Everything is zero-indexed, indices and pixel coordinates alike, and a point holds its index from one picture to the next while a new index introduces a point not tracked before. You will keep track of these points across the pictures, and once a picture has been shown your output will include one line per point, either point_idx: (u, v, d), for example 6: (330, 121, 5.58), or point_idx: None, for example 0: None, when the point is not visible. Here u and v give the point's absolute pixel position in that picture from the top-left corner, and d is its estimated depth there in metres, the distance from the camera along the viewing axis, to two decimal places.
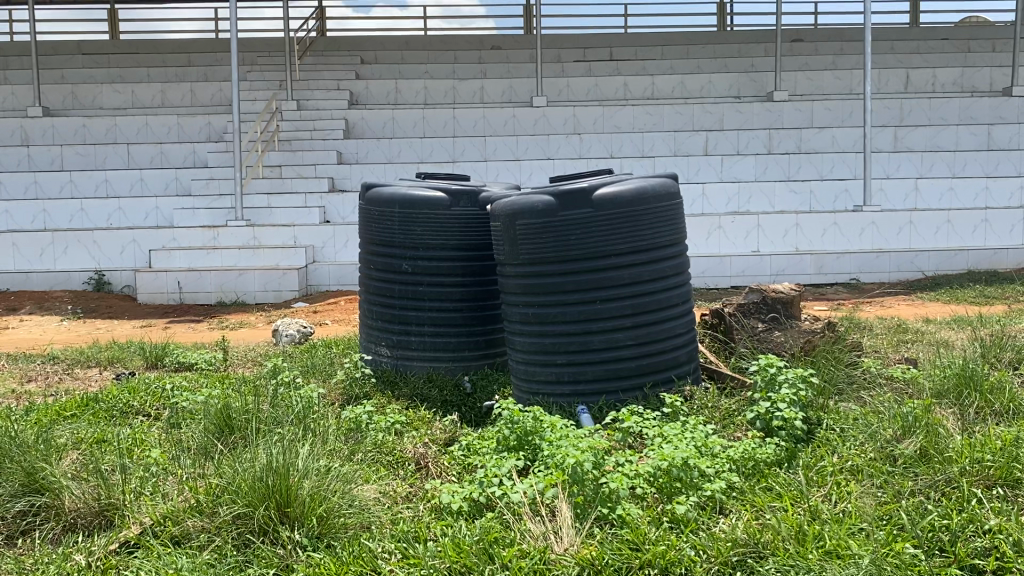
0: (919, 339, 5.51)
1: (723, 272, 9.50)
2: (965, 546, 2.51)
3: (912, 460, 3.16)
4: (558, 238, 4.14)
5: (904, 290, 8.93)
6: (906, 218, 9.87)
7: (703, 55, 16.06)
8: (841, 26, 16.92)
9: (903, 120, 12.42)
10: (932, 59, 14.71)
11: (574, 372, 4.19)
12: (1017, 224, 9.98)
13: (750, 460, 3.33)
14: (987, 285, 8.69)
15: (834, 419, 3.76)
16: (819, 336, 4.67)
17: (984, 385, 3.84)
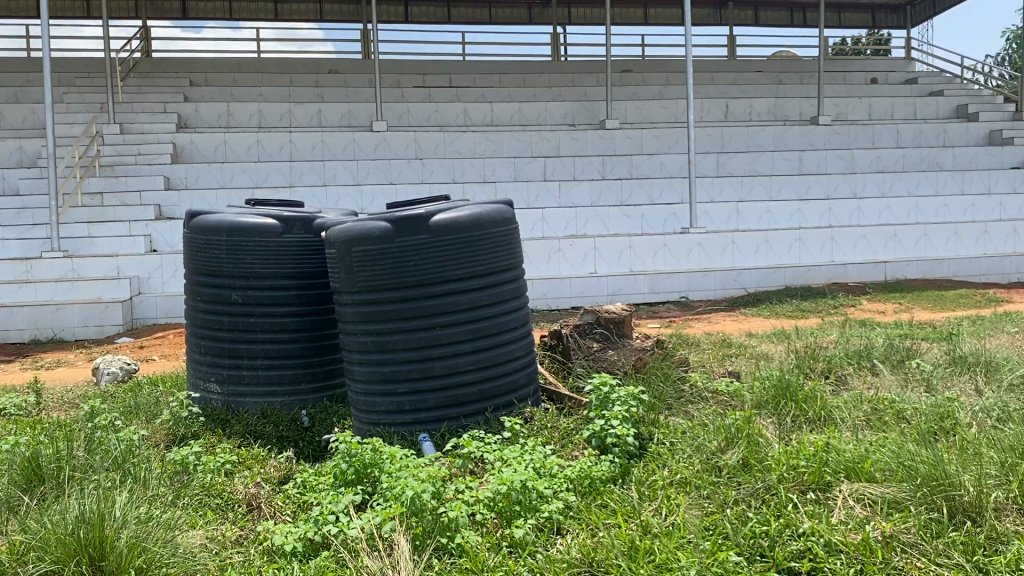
0: (742, 353, 5.83)
1: (563, 293, 9.70)
2: (782, 550, 2.63)
3: (735, 470, 3.31)
4: (396, 264, 4.08)
5: (728, 306, 9.44)
6: (730, 238, 10.46)
7: (539, 83, 16.49)
8: (666, 58, 17.85)
9: (724, 147, 13.20)
10: (748, 90, 15.75)
11: (416, 401, 4.14)
12: (826, 242, 10.78)
13: (586, 478, 3.38)
14: (802, 300, 9.31)
15: (664, 433, 3.89)
16: (650, 354, 4.84)
17: (798, 395, 4.10)
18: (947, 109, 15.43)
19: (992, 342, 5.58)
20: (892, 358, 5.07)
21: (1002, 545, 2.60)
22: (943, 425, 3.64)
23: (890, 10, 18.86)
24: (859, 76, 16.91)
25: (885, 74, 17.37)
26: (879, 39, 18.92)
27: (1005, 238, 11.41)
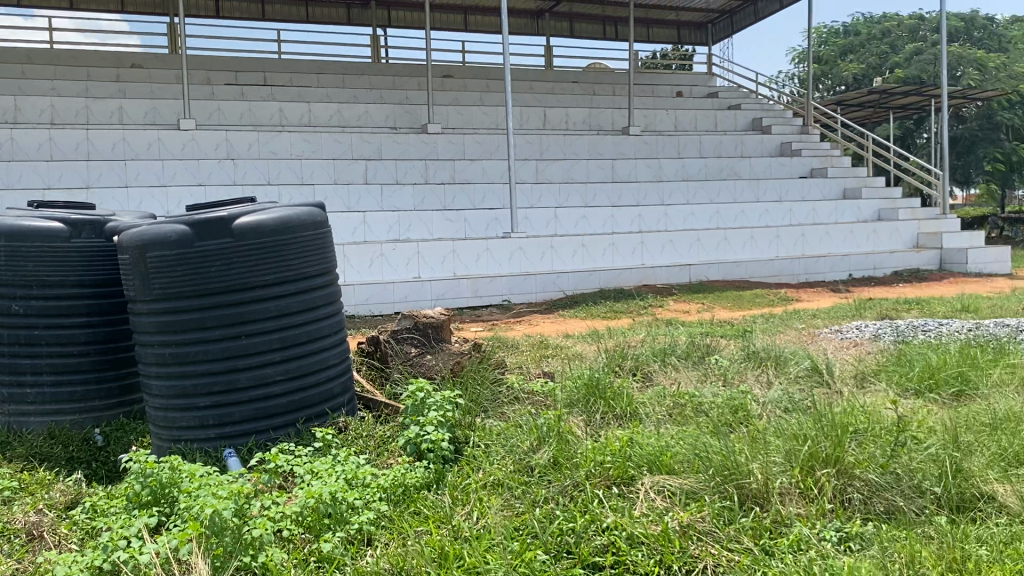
0: (558, 353, 5.96)
1: (385, 298, 9.55)
2: (588, 546, 2.68)
3: (546, 469, 3.37)
4: (196, 271, 3.86)
5: (547, 309, 9.66)
6: (548, 242, 10.72)
7: (359, 85, 16.24)
8: (486, 65, 18.10)
9: (543, 154, 13.47)
10: (565, 99, 16.24)
11: (220, 414, 3.93)
12: (637, 246, 11.28)
13: (399, 487, 3.33)
14: (616, 301, 9.68)
15: (479, 436, 3.89)
16: (467, 358, 4.80)
17: (607, 393, 4.24)
18: (744, 122, 16.58)
19: (783, 337, 6.01)
20: (693, 355, 5.34)
21: (786, 528, 2.78)
22: (737, 417, 3.86)
23: (694, 27, 20.03)
24: (666, 90, 17.86)
25: (689, 88, 18.43)
26: (683, 55, 20.06)
27: (794, 242, 12.38)
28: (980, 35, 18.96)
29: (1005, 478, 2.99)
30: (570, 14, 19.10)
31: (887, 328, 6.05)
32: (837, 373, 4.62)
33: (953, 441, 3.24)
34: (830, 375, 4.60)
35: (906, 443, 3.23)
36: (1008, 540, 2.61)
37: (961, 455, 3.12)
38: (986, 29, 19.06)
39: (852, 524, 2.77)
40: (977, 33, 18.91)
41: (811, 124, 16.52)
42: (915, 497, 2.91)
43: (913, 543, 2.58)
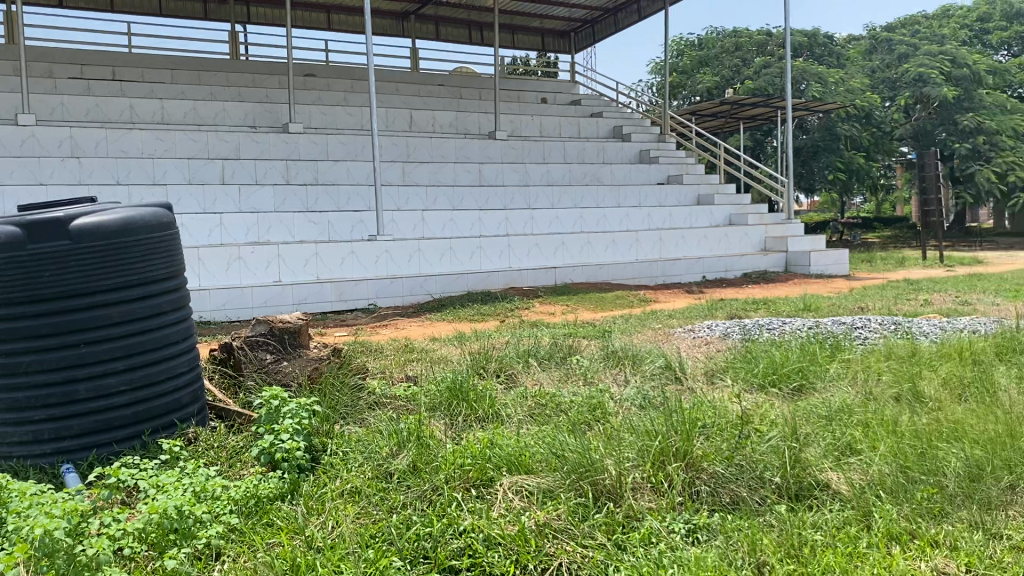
0: (421, 357, 5.92)
1: (244, 303, 9.22)
2: (444, 549, 2.67)
3: (404, 474, 3.33)
4: (28, 275, 3.59)
5: (413, 312, 9.58)
6: (414, 245, 10.65)
7: (216, 82, 15.66)
8: (350, 66, 17.84)
9: (410, 156, 13.25)
10: (431, 101, 16.19)
11: (57, 428, 3.67)
12: (503, 249, 11.37)
13: (252, 498, 3.21)
14: (482, 304, 9.73)
15: (337, 444, 3.81)
16: (325, 364, 4.72)
17: (469, 395, 4.24)
18: (606, 129, 17.03)
19: (640, 338, 6.19)
20: (555, 356, 5.41)
21: (637, 522, 2.85)
22: (595, 416, 3.93)
23: (557, 35, 20.40)
24: (531, 95, 18.12)
25: (553, 95, 18.77)
26: (548, 61, 20.41)
27: (653, 245, 12.81)
28: (821, 52, 20.17)
29: (838, 467, 3.17)
30: (435, 17, 19.07)
31: (737, 327, 6.32)
32: (689, 371, 4.79)
33: (793, 433, 3.41)
34: (683, 373, 4.76)
35: (749, 435, 3.37)
36: (841, 524, 2.77)
37: (798, 446, 3.30)
38: (827, 46, 20.31)
39: (700, 516, 2.86)
40: (819, 50, 20.11)
41: (668, 132, 17.16)
42: (757, 487, 3.04)
43: (755, 531, 2.70)
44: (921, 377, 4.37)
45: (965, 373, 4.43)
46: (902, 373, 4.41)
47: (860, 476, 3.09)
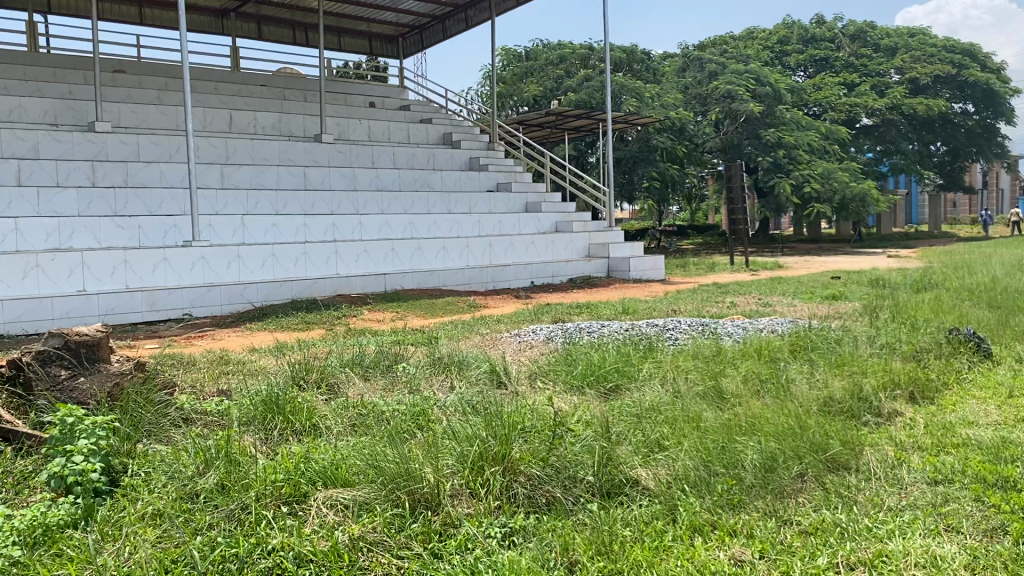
0: (238, 369, 5.66)
1: (43, 315, 8.50)
2: (251, 571, 2.54)
3: (212, 493, 3.15)
4: None
5: (234, 321, 9.18)
6: (235, 251, 10.22)
7: (11, 75, 14.40)
8: (165, 63, 16.95)
9: (229, 158, 12.72)
10: (253, 102, 15.61)
11: None
12: (330, 255, 11.13)
13: (38, 527, 2.93)
14: (307, 312, 9.46)
15: (139, 464, 3.57)
16: (127, 379, 4.41)
17: (286, 407, 4.08)
18: (435, 136, 17.05)
19: (467, 343, 6.21)
20: (381, 364, 5.31)
21: (454, 529, 2.82)
22: (417, 423, 3.89)
23: (385, 39, 20.26)
24: (358, 99, 17.86)
25: (381, 99, 18.60)
26: (376, 66, 20.21)
27: (482, 251, 12.95)
28: (639, 68, 21.10)
29: (646, 463, 3.29)
30: (257, 16, 18.43)
31: (558, 331, 6.47)
32: (513, 374, 4.84)
33: (605, 432, 3.51)
34: (506, 376, 4.80)
35: (563, 435, 3.44)
36: (649, 519, 2.87)
37: (609, 445, 3.40)
38: (644, 62, 21.26)
39: (516, 518, 2.88)
40: (637, 66, 21.02)
41: (496, 140, 17.41)
42: (571, 486, 3.10)
43: (568, 531, 2.75)
44: (723, 375, 4.64)
45: (761, 369, 4.74)
46: (707, 371, 4.66)
47: (666, 471, 3.23)
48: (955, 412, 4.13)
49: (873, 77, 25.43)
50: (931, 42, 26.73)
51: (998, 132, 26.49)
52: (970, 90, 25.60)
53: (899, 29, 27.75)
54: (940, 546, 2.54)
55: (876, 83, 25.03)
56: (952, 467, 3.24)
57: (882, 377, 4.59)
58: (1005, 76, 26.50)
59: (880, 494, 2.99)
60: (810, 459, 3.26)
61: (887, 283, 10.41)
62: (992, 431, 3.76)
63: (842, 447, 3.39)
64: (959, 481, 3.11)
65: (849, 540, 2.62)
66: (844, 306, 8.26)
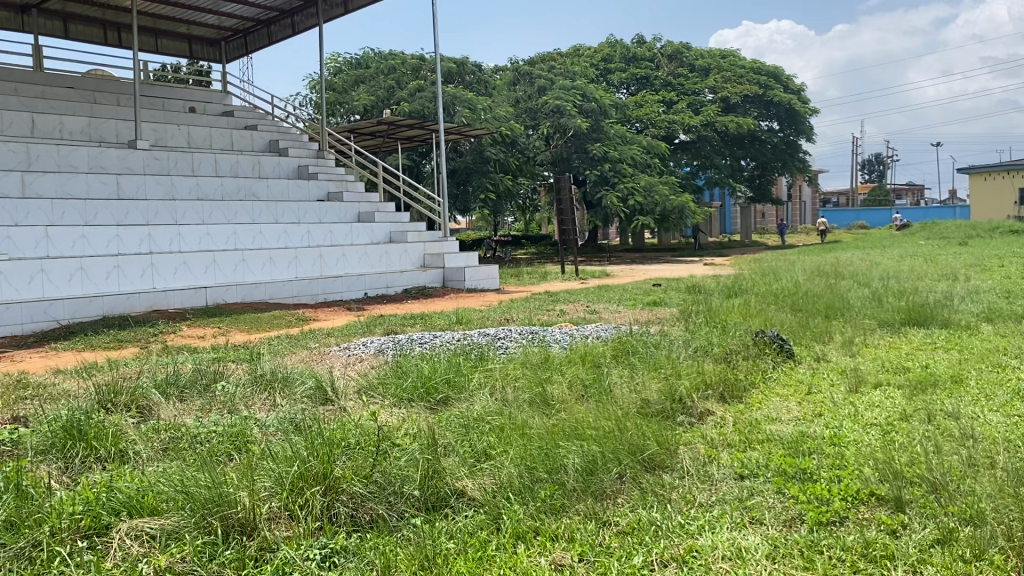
0: (38, 393, 5.20)
1: None
2: None
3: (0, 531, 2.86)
4: None
5: (36, 340, 8.46)
6: (37, 266, 9.43)
7: None
8: None
9: (31, 165, 11.73)
10: (59, 105, 14.51)
11: None
12: (146, 268, 10.50)
13: None
14: (121, 330, 8.87)
15: None
16: None
17: (89, 433, 3.79)
18: (261, 144, 16.49)
19: (292, 359, 6.01)
20: (197, 384, 5.03)
21: (272, 553, 2.70)
22: (234, 446, 3.71)
23: (206, 43, 19.41)
24: (178, 104, 17.00)
25: (203, 105, 17.80)
26: (197, 70, 19.32)
27: (312, 263, 12.63)
28: (470, 80, 21.19)
29: (472, 473, 3.29)
30: (63, 13, 17.17)
31: (389, 343, 6.38)
32: (340, 389, 4.72)
33: (432, 444, 3.48)
34: (333, 392, 4.67)
35: (388, 451, 3.37)
36: (473, 530, 2.86)
37: (434, 457, 3.36)
38: (475, 75, 21.39)
39: (338, 539, 2.78)
40: (468, 78, 21.15)
41: (326, 149, 17.06)
42: (395, 501, 3.05)
43: (391, 548, 2.70)
44: (550, 382, 4.72)
45: (586, 375, 4.87)
46: (534, 379, 4.72)
47: (491, 480, 3.23)
48: (760, 409, 4.42)
49: (689, 95, 26.93)
50: (740, 63, 28.63)
51: (799, 148, 28.73)
52: (775, 109, 27.63)
53: (711, 51, 29.54)
54: (745, 538, 2.68)
55: (692, 101, 26.51)
56: (757, 462, 3.45)
57: (697, 379, 4.83)
58: (804, 97, 28.80)
59: (691, 492, 3.12)
60: (629, 461, 3.36)
61: (704, 289, 11.04)
62: (792, 426, 4.04)
63: (657, 448, 3.52)
64: (763, 475, 3.31)
65: (662, 537, 2.72)
66: (664, 312, 8.68)
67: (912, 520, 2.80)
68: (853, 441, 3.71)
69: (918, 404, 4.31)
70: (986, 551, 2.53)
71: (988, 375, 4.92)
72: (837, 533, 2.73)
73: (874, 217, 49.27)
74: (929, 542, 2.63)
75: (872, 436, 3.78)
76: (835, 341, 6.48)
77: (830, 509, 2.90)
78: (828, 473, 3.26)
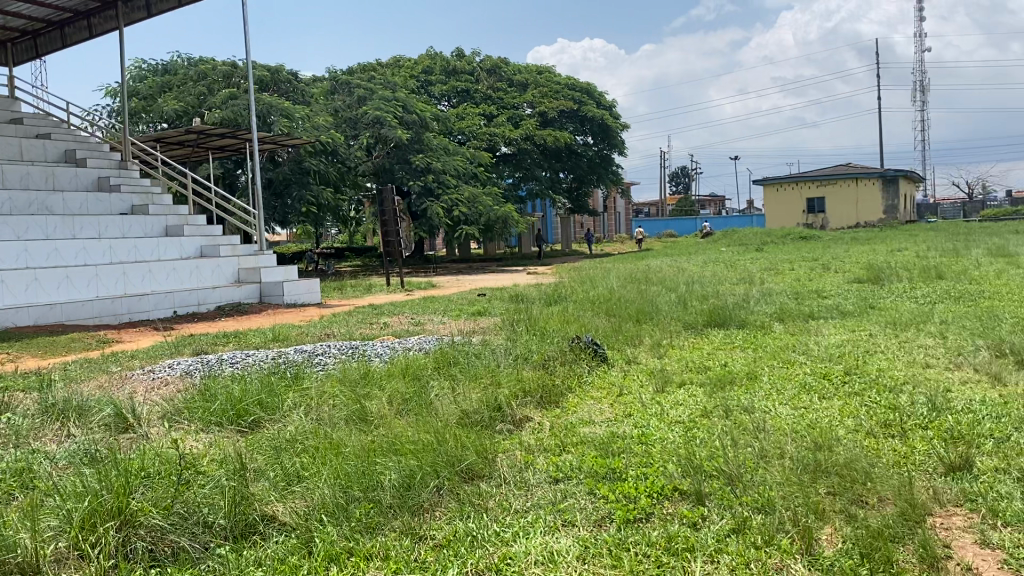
0: None
1: None
2: None
3: None
4: None
5: None
6: None
7: None
8: None
9: None
10: None
11: None
12: None
13: None
14: None
15: None
16: None
17: None
18: (55, 154, 15.28)
19: (90, 385, 5.57)
20: None
21: None
22: (18, 484, 3.38)
23: None
24: None
25: None
26: None
27: (115, 281, 11.82)
28: (286, 88, 20.55)
29: (284, 497, 3.17)
30: None
31: (198, 364, 6.05)
32: (142, 415, 4.42)
33: (240, 469, 3.33)
34: (134, 419, 4.37)
35: (190, 479, 3.19)
36: (283, 555, 2.75)
37: (243, 483, 3.21)
38: (291, 83, 20.75)
39: None
40: (285, 86, 20.54)
41: (130, 160, 16.05)
42: (199, 532, 2.88)
43: None
44: (368, 398, 4.64)
45: (406, 389, 4.82)
46: (352, 395, 4.63)
47: (303, 503, 3.13)
48: (575, 413, 4.55)
49: (508, 109, 27.49)
50: (555, 79, 29.57)
51: (612, 162, 30.05)
52: (589, 124, 28.77)
53: (528, 66, 30.32)
54: (557, 542, 2.74)
55: (511, 115, 27.08)
56: (571, 465, 3.54)
57: (515, 387, 4.91)
58: (616, 112, 30.14)
59: (507, 499, 3.16)
60: (446, 473, 3.36)
61: (525, 297, 11.29)
62: (604, 428, 4.19)
63: (475, 457, 3.54)
64: (575, 477, 3.40)
65: (476, 547, 2.73)
66: (486, 321, 8.79)
67: (711, 512, 2.97)
68: (660, 439, 3.88)
69: (718, 401, 4.59)
70: (775, 536, 2.72)
71: (778, 371, 5.32)
72: (644, 529, 2.84)
73: (682, 227, 52.35)
74: (726, 531, 2.79)
75: (676, 433, 3.98)
76: (646, 343, 6.80)
77: (637, 506, 3.02)
78: (635, 471, 3.39)
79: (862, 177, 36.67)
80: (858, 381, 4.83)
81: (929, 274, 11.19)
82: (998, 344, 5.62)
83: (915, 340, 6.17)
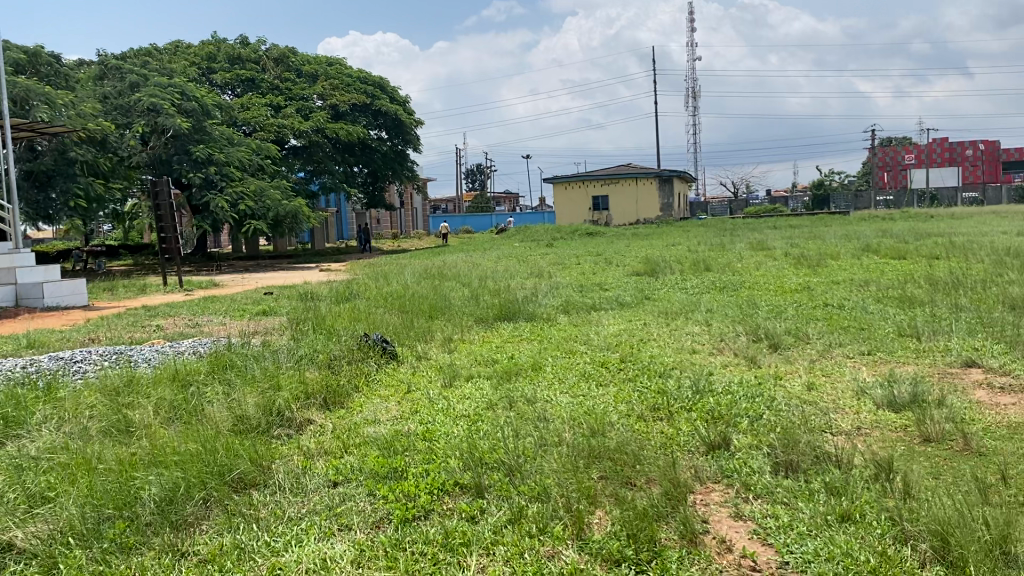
0: None
1: None
2: None
3: None
4: None
5: None
6: None
7: None
8: None
9: None
10: None
11: None
12: None
13: None
14: None
15: None
16: None
17: None
18: None
19: None
20: None
21: None
22: None
23: None
24: None
25: None
26: None
27: None
28: (46, 71, 18.65)
29: (23, 521, 2.85)
30: None
31: None
32: None
33: None
34: None
35: None
36: None
37: None
38: (51, 66, 18.85)
39: None
40: (46, 69, 18.64)
41: None
42: None
43: None
44: (131, 408, 4.30)
45: (174, 396, 4.51)
46: (113, 405, 4.27)
47: (45, 526, 2.83)
48: (360, 413, 4.45)
49: (297, 100, 26.65)
50: (346, 72, 29.13)
51: (406, 157, 29.99)
52: (383, 119, 28.53)
53: (317, 58, 29.54)
54: (331, 547, 2.64)
55: (300, 107, 26.27)
56: (351, 467, 3.44)
57: (297, 388, 4.72)
58: (409, 108, 30.10)
59: (280, 507, 3.02)
60: (213, 482, 3.15)
61: (315, 295, 10.99)
62: (388, 426, 4.12)
63: (248, 465, 3.36)
64: (356, 479, 3.31)
65: (245, 560, 2.59)
66: (272, 321, 8.44)
67: (489, 504, 2.98)
68: (443, 434, 3.87)
69: (502, 393, 4.65)
70: (549, 524, 2.78)
71: (559, 361, 5.49)
72: (421, 527, 2.81)
73: (478, 223, 53.19)
74: (503, 522, 2.81)
75: (459, 428, 3.98)
76: (436, 339, 6.79)
77: (416, 505, 2.98)
78: (416, 469, 3.35)
79: (641, 176, 38.88)
80: (632, 368, 5.07)
81: (698, 267, 12.04)
82: (754, 330, 6.11)
83: (684, 328, 6.59)
